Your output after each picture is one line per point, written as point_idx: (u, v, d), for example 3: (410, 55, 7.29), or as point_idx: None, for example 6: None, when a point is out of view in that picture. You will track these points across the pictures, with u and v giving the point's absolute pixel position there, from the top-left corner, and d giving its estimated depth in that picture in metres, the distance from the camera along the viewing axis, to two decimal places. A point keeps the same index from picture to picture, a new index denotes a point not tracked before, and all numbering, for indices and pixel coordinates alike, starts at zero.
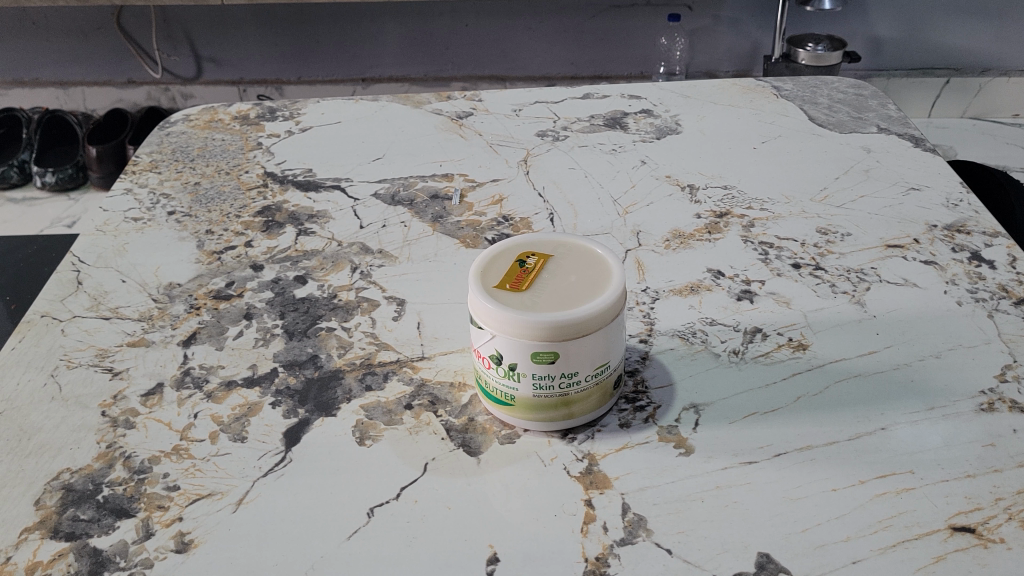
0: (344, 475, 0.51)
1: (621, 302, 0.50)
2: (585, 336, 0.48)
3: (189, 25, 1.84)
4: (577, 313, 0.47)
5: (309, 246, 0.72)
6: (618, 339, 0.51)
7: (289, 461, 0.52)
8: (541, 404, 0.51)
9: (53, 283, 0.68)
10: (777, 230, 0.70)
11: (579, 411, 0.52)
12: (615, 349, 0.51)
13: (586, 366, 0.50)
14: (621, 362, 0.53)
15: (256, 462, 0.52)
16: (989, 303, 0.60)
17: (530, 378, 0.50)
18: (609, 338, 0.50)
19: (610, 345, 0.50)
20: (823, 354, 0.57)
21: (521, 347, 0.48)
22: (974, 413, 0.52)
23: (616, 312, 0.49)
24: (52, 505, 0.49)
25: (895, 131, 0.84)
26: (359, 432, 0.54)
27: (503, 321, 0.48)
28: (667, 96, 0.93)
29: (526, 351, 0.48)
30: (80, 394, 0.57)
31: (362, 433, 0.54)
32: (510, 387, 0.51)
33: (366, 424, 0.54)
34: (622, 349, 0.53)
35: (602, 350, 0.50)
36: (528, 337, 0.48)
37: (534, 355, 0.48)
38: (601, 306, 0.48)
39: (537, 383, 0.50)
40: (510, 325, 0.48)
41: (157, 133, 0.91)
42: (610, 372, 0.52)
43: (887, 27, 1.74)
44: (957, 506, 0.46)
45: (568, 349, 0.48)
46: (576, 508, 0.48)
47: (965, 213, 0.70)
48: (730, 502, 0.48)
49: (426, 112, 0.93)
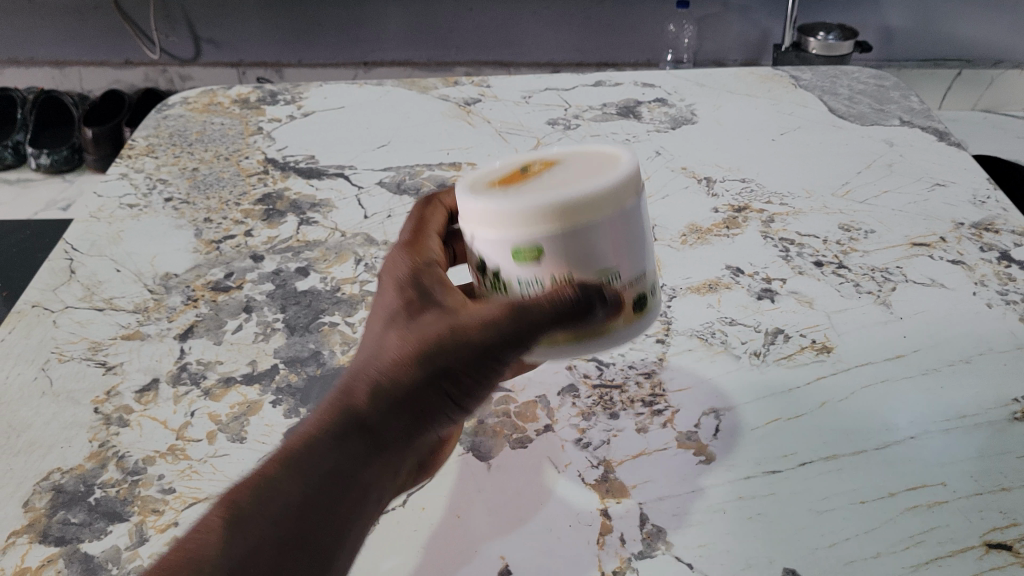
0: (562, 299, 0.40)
1: (620, 197, 0.41)
2: (569, 224, 0.40)
3: (189, 5, 1.79)
4: (553, 193, 0.40)
5: (311, 236, 0.69)
6: (626, 248, 0.42)
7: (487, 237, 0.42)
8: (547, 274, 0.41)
9: (44, 273, 0.66)
10: (797, 226, 0.67)
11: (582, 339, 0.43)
12: (620, 258, 0.42)
13: (579, 269, 0.41)
14: (635, 274, 0.43)
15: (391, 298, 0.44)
16: (1021, 306, 0.58)
17: (515, 284, 0.42)
18: (607, 239, 0.41)
19: (610, 249, 0.41)
20: (848, 357, 0.55)
21: (497, 236, 0.42)
22: (1007, 423, 0.49)
23: (614, 206, 0.41)
24: (41, 508, 0.47)
25: (918, 124, 0.81)
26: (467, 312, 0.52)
27: (484, 215, 0.41)
28: (681, 85, 0.90)
29: (506, 245, 0.41)
30: (73, 389, 0.55)
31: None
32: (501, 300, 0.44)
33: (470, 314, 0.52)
34: (644, 261, 0.44)
35: (598, 251, 0.41)
36: (502, 224, 0.41)
37: (514, 250, 0.41)
38: (588, 191, 0.40)
39: (522, 292, 0.42)
40: (492, 217, 0.41)
41: (154, 115, 0.88)
42: (614, 285, 0.42)
43: (898, 18, 1.66)
44: (992, 521, 0.44)
45: (551, 241, 0.40)
46: (591, 518, 0.46)
47: (993, 211, 0.68)
48: (754, 515, 0.45)
49: (433, 98, 0.90)
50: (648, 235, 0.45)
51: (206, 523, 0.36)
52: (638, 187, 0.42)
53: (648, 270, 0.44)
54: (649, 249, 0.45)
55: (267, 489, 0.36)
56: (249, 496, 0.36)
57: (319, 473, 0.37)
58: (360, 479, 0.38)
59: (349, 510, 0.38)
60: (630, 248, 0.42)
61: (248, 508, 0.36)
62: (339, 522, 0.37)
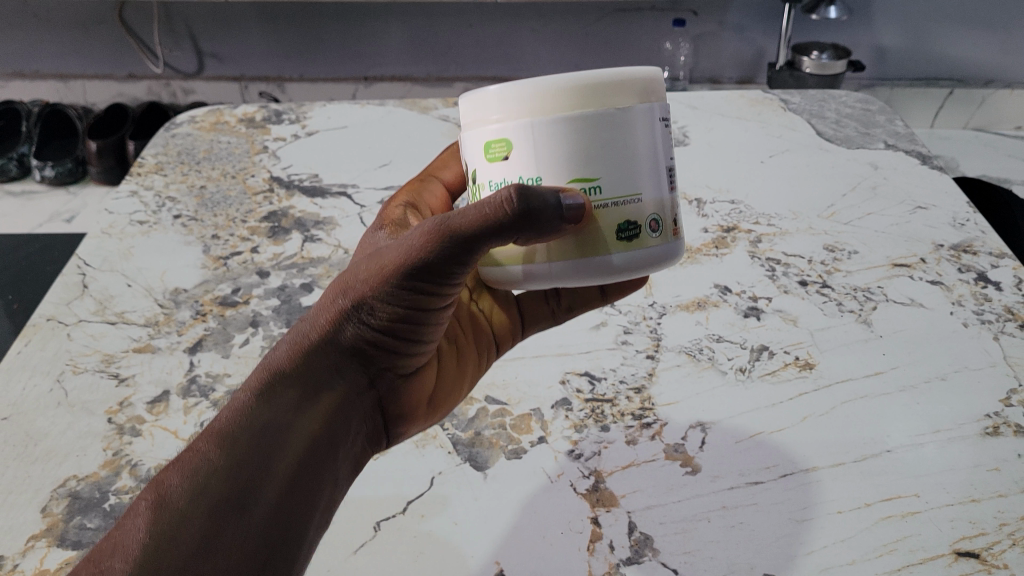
0: (486, 204, 0.37)
1: (607, 96, 0.39)
2: (539, 116, 0.39)
3: (191, 20, 1.78)
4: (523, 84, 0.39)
5: (314, 253, 0.72)
6: (618, 158, 0.40)
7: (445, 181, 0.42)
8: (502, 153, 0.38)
9: (58, 287, 0.68)
10: (784, 246, 0.70)
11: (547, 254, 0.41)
12: (612, 170, 0.40)
13: (556, 172, 0.40)
14: (626, 192, 0.40)
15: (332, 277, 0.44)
16: (995, 326, 0.60)
17: (489, 190, 0.41)
18: (589, 141, 0.39)
19: (596, 153, 0.39)
20: (829, 374, 0.57)
21: (475, 140, 0.42)
22: (978, 437, 0.52)
23: (596, 105, 0.39)
24: (58, 513, 0.49)
25: (902, 147, 0.84)
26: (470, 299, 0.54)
27: (476, 103, 0.41)
28: (674, 107, 0.93)
29: (482, 147, 0.41)
30: (87, 400, 0.57)
31: (494, 340, 0.54)
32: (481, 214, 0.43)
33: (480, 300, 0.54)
34: (641, 183, 0.41)
35: (580, 154, 0.39)
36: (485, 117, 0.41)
37: (487, 150, 0.41)
38: (562, 82, 0.39)
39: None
40: (481, 104, 0.41)
41: (163, 134, 0.91)
42: (605, 201, 0.40)
43: (892, 36, 1.63)
44: (961, 531, 0.46)
45: (524, 136, 0.40)
46: (582, 526, 0.48)
47: (972, 233, 0.71)
48: (736, 523, 0.47)
49: (433, 118, 0.93)
50: (666, 166, 0.42)
51: (135, 507, 0.37)
52: (641, 99, 0.40)
53: (659, 201, 0.42)
54: (666, 181, 0.42)
55: (197, 472, 0.37)
56: (178, 477, 0.37)
57: (247, 450, 0.38)
58: (291, 451, 0.39)
59: (285, 478, 0.38)
60: (623, 160, 0.40)
61: (176, 491, 0.37)
62: (274, 493, 0.38)
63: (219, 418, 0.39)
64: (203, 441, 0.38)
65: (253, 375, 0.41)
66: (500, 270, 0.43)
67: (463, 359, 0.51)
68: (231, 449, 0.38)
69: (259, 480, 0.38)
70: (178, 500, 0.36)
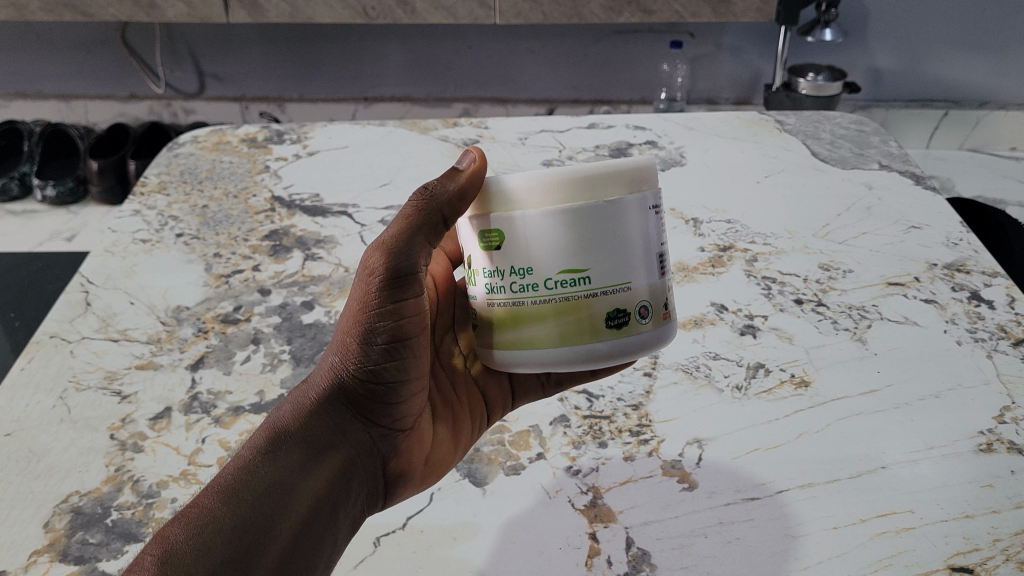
0: None
1: (597, 191, 0.42)
2: (532, 210, 0.42)
3: (193, 40, 1.80)
4: (517, 179, 0.43)
5: (316, 271, 0.73)
6: (608, 251, 0.43)
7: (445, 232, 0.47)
8: (465, 159, 0.47)
9: (61, 305, 0.69)
10: (779, 265, 0.71)
11: (540, 341, 0.44)
12: (602, 261, 0.43)
13: (549, 263, 0.43)
14: (614, 284, 0.43)
15: (334, 336, 0.48)
16: (988, 344, 0.61)
17: (482, 276, 0.45)
18: (580, 234, 0.42)
19: (586, 245, 0.42)
20: (824, 391, 0.58)
21: (470, 229, 0.45)
22: (972, 454, 0.53)
23: (586, 198, 0.42)
24: (61, 528, 0.50)
25: (896, 168, 0.86)
26: (468, 372, 0.56)
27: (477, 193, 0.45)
28: (671, 128, 0.94)
29: (476, 237, 0.45)
30: (90, 416, 0.58)
31: (485, 408, 0.55)
32: (476, 297, 0.46)
33: (476, 371, 0.56)
34: (631, 275, 0.44)
35: (571, 246, 0.42)
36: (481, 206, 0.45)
37: (481, 239, 0.44)
38: (552, 177, 0.42)
39: (490, 284, 0.45)
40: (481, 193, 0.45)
41: (166, 154, 0.92)
42: (595, 289, 0.43)
43: (887, 57, 1.64)
44: (955, 546, 0.47)
45: (516, 228, 0.43)
46: (580, 541, 0.49)
47: (965, 252, 0.72)
48: (733, 539, 0.48)
49: (433, 139, 0.94)
50: (659, 252, 0.45)
51: (139, 561, 0.38)
52: (631, 189, 0.43)
53: (649, 287, 0.44)
54: (658, 266, 0.45)
55: (200, 528, 0.39)
56: (183, 532, 0.39)
57: (248, 506, 0.40)
58: (291, 513, 0.41)
59: (285, 536, 0.40)
60: (612, 250, 0.43)
61: (180, 546, 0.38)
62: (273, 552, 0.40)
63: (223, 475, 0.41)
64: (207, 498, 0.40)
65: (257, 434, 0.43)
66: (495, 354, 0.46)
67: (456, 428, 0.53)
68: (233, 507, 0.40)
69: (260, 539, 0.39)
70: (181, 555, 0.38)
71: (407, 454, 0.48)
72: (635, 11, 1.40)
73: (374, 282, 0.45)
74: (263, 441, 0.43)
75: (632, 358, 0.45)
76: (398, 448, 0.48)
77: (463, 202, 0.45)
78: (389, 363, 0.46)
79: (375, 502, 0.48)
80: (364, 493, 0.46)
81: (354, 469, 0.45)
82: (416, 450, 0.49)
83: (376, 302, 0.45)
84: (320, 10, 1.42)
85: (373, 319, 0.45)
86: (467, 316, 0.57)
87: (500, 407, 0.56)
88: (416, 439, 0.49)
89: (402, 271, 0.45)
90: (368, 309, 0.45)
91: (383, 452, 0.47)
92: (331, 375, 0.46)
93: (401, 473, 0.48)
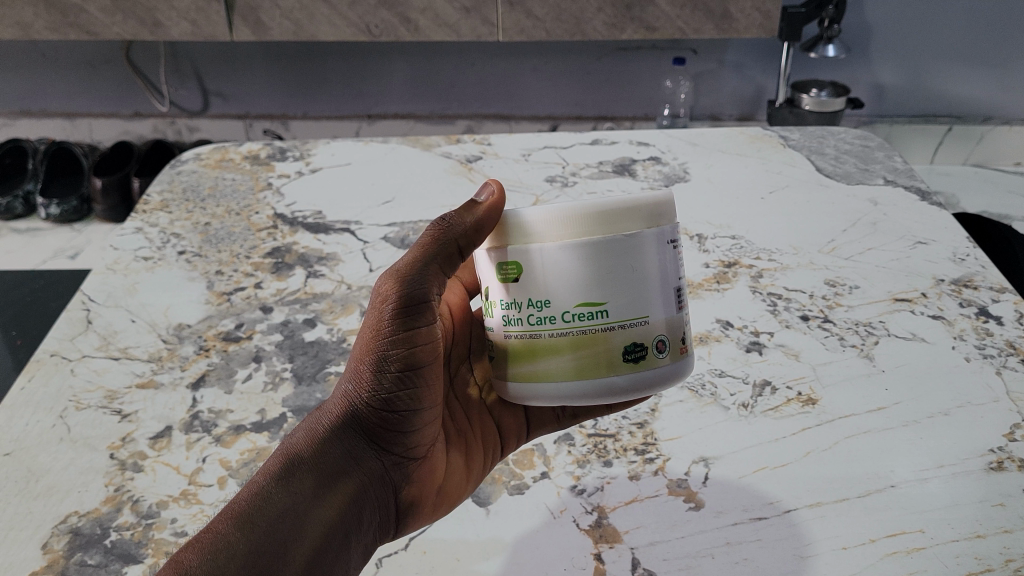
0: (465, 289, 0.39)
1: (617, 224, 0.42)
2: (549, 244, 0.42)
3: (198, 59, 1.80)
4: (534, 213, 0.42)
5: (318, 289, 0.72)
6: (627, 285, 0.42)
7: (461, 261, 0.47)
8: (484, 191, 0.47)
9: (62, 324, 0.69)
10: (785, 281, 0.71)
11: (553, 374, 0.43)
12: (620, 295, 0.42)
13: (567, 296, 0.42)
14: (633, 318, 0.43)
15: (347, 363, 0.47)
16: (997, 360, 0.60)
17: (499, 308, 0.45)
18: (596, 268, 0.42)
19: (604, 279, 0.42)
20: (832, 409, 0.57)
21: (488, 259, 0.45)
22: (983, 472, 0.52)
23: (604, 231, 0.42)
24: (59, 550, 0.49)
25: (901, 183, 0.85)
26: (483, 402, 0.55)
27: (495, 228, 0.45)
28: (675, 144, 0.94)
29: (493, 268, 0.44)
30: (89, 436, 0.57)
31: (500, 439, 0.54)
32: (491, 326, 0.46)
33: (491, 401, 0.55)
34: (650, 310, 0.43)
35: (587, 280, 0.42)
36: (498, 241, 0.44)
37: (499, 271, 0.44)
38: (568, 211, 0.42)
39: (506, 316, 0.44)
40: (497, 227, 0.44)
41: (168, 172, 0.92)
42: (612, 323, 0.42)
43: (890, 74, 1.64)
44: (967, 567, 0.46)
45: (534, 261, 0.43)
46: (586, 562, 0.48)
47: (972, 268, 0.71)
48: (741, 559, 0.47)
49: (436, 155, 0.94)
50: (676, 286, 0.45)
51: None
52: (649, 224, 0.43)
53: (667, 321, 0.44)
54: (675, 300, 0.44)
55: (214, 553, 0.38)
56: (197, 556, 0.38)
57: (262, 533, 0.39)
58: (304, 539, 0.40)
59: (298, 563, 0.39)
60: (630, 285, 0.42)
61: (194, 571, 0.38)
62: None
63: (237, 500, 0.41)
64: (221, 523, 0.40)
65: (270, 461, 0.43)
66: (510, 385, 0.45)
67: (469, 457, 0.52)
68: (246, 533, 0.39)
69: (274, 565, 0.39)
70: None
71: (419, 483, 0.48)
72: (639, 28, 1.40)
73: (388, 308, 0.45)
74: (276, 468, 0.42)
75: (649, 393, 0.45)
76: (410, 477, 0.47)
77: (480, 233, 0.45)
78: (403, 391, 0.46)
79: (387, 533, 0.47)
80: (377, 523, 0.46)
81: (367, 497, 0.44)
82: (429, 480, 0.48)
83: (388, 330, 0.45)
84: (323, 28, 1.43)
85: (386, 346, 0.45)
86: (484, 346, 0.57)
87: (516, 438, 0.54)
88: (429, 468, 0.49)
89: (415, 299, 0.45)
90: (381, 336, 0.45)
91: (395, 481, 0.46)
92: (344, 402, 0.45)
93: (413, 502, 0.48)
